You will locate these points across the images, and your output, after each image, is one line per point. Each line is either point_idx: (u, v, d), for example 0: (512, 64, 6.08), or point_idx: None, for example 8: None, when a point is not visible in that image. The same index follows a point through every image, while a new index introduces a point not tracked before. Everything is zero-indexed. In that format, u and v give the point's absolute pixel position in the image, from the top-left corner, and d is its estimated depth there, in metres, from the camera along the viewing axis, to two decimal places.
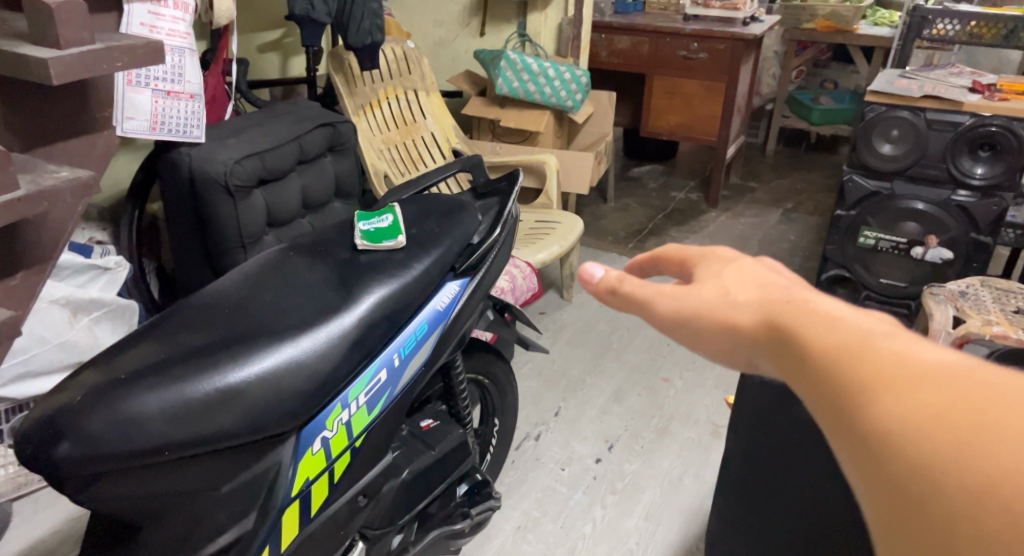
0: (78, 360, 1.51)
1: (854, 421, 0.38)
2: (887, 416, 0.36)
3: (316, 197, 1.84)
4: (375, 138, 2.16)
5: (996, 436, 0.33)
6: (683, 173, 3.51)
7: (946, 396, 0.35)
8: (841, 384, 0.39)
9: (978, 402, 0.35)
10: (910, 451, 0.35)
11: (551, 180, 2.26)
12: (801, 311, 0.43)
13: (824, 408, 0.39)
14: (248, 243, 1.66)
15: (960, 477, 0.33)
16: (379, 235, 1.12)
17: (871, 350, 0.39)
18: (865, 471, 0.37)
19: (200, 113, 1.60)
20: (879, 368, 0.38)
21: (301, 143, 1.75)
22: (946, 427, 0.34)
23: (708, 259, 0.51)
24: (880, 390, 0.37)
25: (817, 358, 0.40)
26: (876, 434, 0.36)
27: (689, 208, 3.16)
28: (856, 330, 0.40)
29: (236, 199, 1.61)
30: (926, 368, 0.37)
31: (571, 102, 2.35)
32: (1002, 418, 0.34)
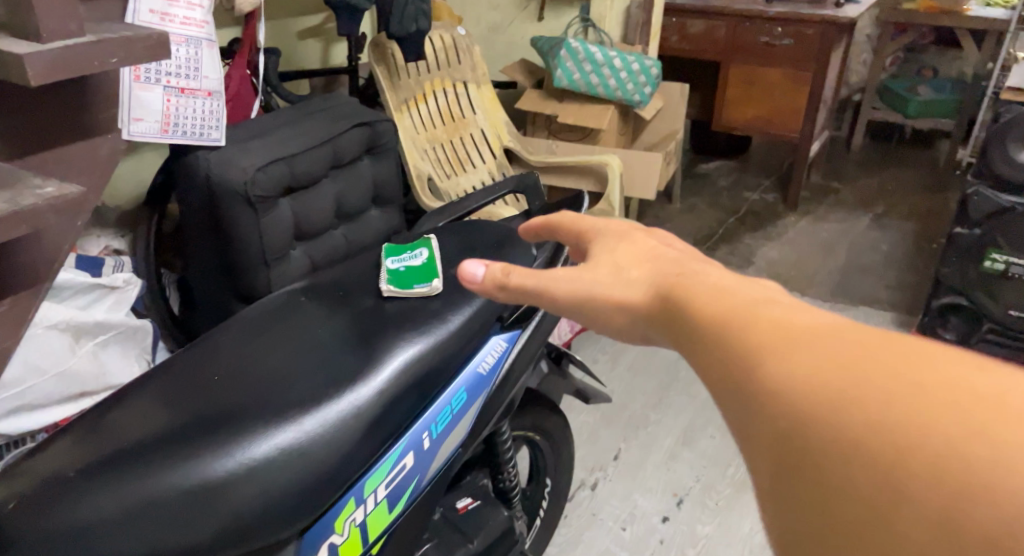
0: (80, 390, 1.34)
1: (744, 386, 0.41)
2: (771, 376, 0.40)
3: (351, 206, 1.64)
4: (419, 137, 1.95)
5: (867, 388, 0.37)
6: (758, 169, 3.19)
7: (822, 354, 0.39)
8: (731, 350, 0.43)
9: (854, 359, 0.38)
10: (794, 408, 0.38)
11: (614, 183, 2.03)
12: (697, 292, 0.50)
13: (715, 374, 0.43)
14: (272, 260, 1.47)
15: (841, 430, 0.36)
16: (410, 278, 0.90)
17: (760, 320, 0.43)
18: (751, 434, 0.40)
19: (219, 111, 1.42)
20: (763, 335, 0.42)
21: (335, 146, 1.55)
22: (826, 387, 0.38)
23: (608, 241, 0.67)
24: (769, 353, 0.41)
25: (715, 331, 0.45)
26: (767, 394, 0.40)
27: (765, 211, 2.84)
28: (746, 303, 0.46)
29: (259, 212, 1.42)
30: (804, 333, 0.41)
31: (638, 96, 2.09)
32: (879, 373, 0.37)
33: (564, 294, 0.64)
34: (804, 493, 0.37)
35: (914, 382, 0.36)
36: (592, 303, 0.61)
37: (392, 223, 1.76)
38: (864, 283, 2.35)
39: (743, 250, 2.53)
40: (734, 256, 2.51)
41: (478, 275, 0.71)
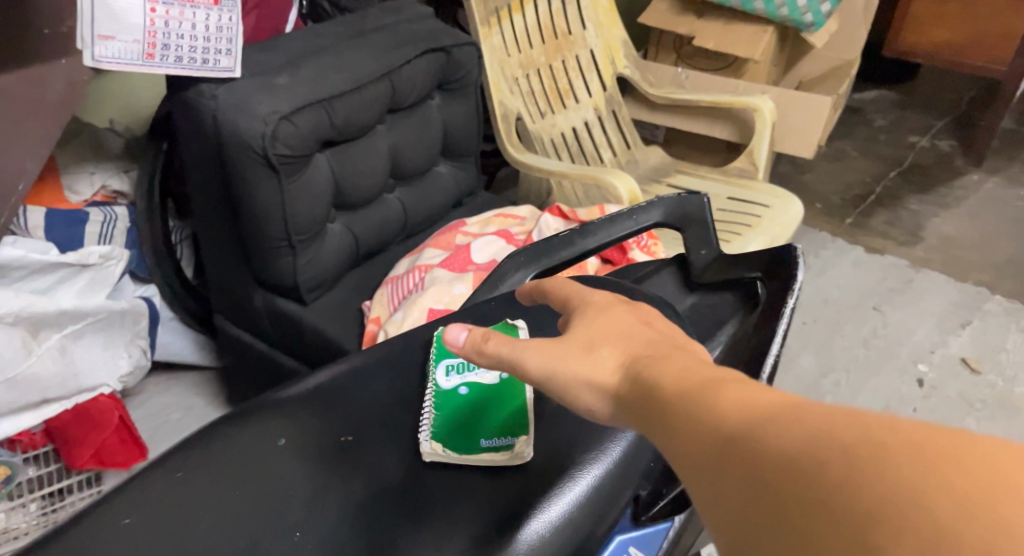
0: (41, 397, 1.01)
1: (714, 458, 0.32)
2: (757, 445, 0.30)
3: (411, 161, 1.22)
4: (511, 61, 1.49)
5: (855, 452, 0.27)
6: (924, 102, 2.49)
7: (811, 416, 0.30)
8: (699, 424, 0.34)
9: (841, 423, 0.29)
10: (773, 494, 0.28)
11: (763, 137, 1.53)
12: (670, 360, 0.40)
13: (685, 453, 0.33)
14: (301, 241, 1.07)
15: (831, 513, 0.26)
16: (475, 424, 0.54)
17: (729, 385, 0.35)
18: (725, 509, 0.30)
19: (233, 28, 0.97)
20: (734, 409, 0.33)
21: (394, 82, 1.12)
22: (809, 459, 0.28)
23: (586, 306, 0.48)
24: (744, 416, 0.32)
25: (689, 403, 0.35)
26: (740, 460, 0.30)
27: (936, 162, 2.20)
28: (720, 372, 0.37)
29: (284, 177, 1.00)
30: (779, 400, 0.32)
31: (811, 16, 1.51)
32: (871, 433, 0.27)
33: (537, 361, 0.45)
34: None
35: (917, 442, 0.26)
36: (563, 378, 0.44)
37: (462, 181, 1.36)
38: None
39: (908, 220, 1.96)
40: (895, 227, 1.94)
41: (461, 342, 0.48)
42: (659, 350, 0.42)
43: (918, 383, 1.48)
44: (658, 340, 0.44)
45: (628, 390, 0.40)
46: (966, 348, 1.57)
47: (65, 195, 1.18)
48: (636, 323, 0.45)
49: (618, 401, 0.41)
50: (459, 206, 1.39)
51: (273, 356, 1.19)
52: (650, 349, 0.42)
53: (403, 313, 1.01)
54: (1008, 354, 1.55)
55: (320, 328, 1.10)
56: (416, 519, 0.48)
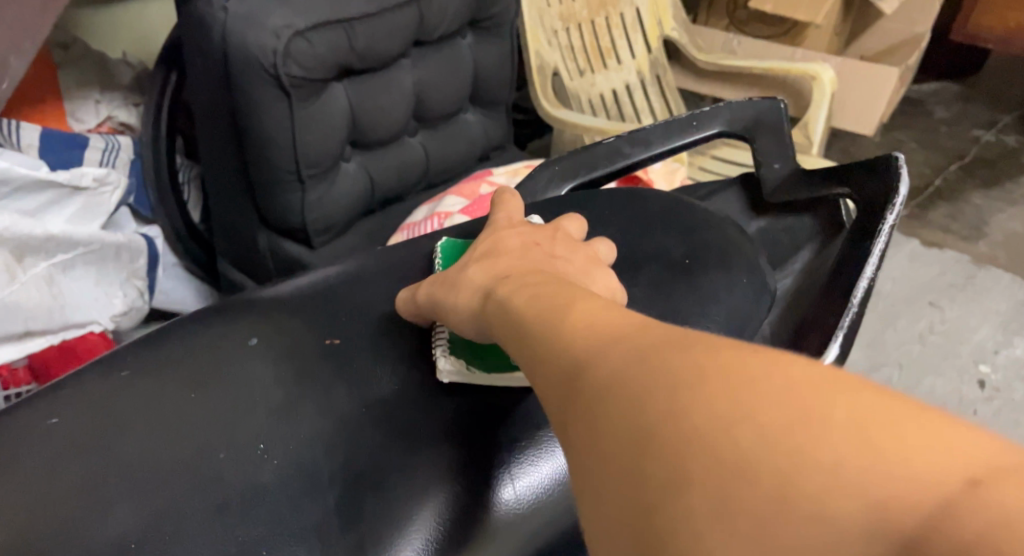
0: (25, 329, 0.93)
1: (565, 393, 0.36)
2: (592, 380, 0.34)
3: (436, 103, 1.13)
4: (550, 12, 1.38)
5: (668, 380, 0.31)
6: (989, 97, 2.34)
7: (629, 350, 0.34)
8: (551, 354, 0.38)
9: (663, 356, 0.33)
10: (604, 416, 0.33)
11: (820, 107, 1.40)
12: (530, 281, 0.44)
13: (543, 390, 0.38)
14: (310, 177, 0.98)
15: (647, 436, 0.30)
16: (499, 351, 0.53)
17: (570, 313, 0.39)
18: (572, 444, 0.35)
19: None
20: (574, 340, 0.37)
21: (424, 11, 1.02)
22: (630, 385, 0.32)
23: (487, 231, 0.54)
24: (582, 351, 0.36)
25: (542, 332, 0.39)
26: (582, 397, 0.34)
27: (1001, 158, 2.05)
28: (565, 294, 0.41)
29: (295, 102, 0.91)
30: (608, 326, 0.37)
31: None
32: (682, 361, 0.31)
33: (423, 293, 0.53)
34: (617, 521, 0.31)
35: (723, 367, 0.30)
36: (441, 302, 0.51)
37: (491, 132, 1.26)
38: None
39: (970, 215, 1.81)
40: (956, 221, 1.79)
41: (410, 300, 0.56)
42: (524, 271, 0.46)
43: (978, 385, 1.36)
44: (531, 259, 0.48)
45: (490, 312, 0.45)
46: None
47: (68, 121, 1.11)
48: (514, 248, 0.50)
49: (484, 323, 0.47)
50: (486, 159, 1.30)
51: None
52: (514, 270, 0.47)
53: None
54: None
55: None
56: (406, 452, 0.49)
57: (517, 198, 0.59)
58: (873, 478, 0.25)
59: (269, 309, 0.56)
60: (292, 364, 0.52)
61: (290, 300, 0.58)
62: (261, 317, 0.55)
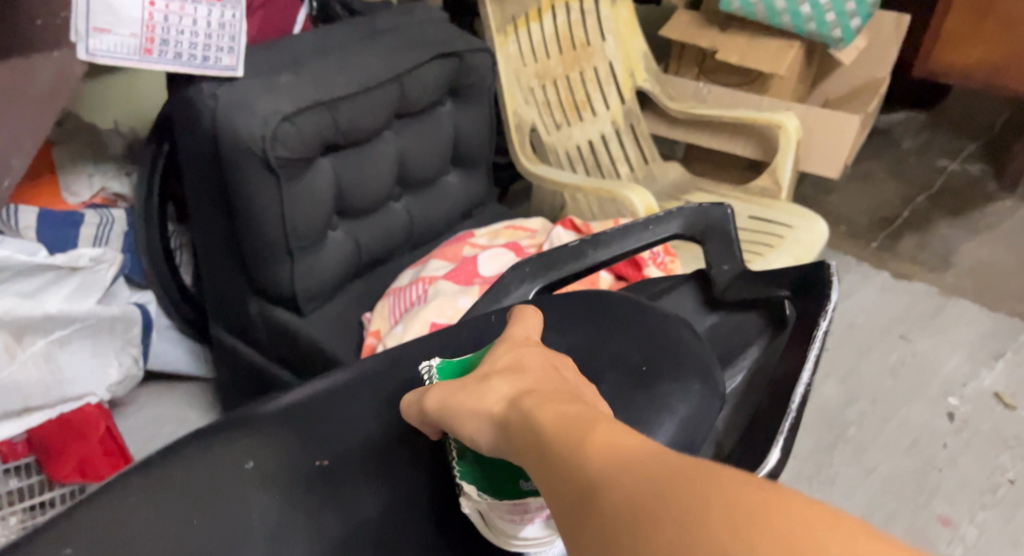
0: (25, 405, 0.97)
1: (581, 515, 0.35)
2: (606, 504, 0.34)
3: (419, 169, 1.18)
4: (525, 71, 1.45)
5: (704, 514, 0.30)
6: (957, 126, 2.41)
7: (647, 478, 0.34)
8: (569, 473, 0.37)
9: (680, 485, 0.32)
10: (632, 546, 0.32)
11: (786, 155, 1.46)
12: (557, 398, 0.44)
13: (560, 507, 0.37)
14: (299, 249, 1.02)
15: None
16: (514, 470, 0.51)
17: (590, 433, 0.38)
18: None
19: (237, 23, 0.92)
20: (605, 462, 0.36)
21: (404, 86, 1.08)
22: (663, 515, 0.31)
23: (506, 341, 0.52)
24: (600, 473, 0.36)
25: (558, 449, 0.39)
26: (597, 521, 0.34)
27: (968, 187, 2.11)
28: (584, 417, 0.41)
29: (284, 181, 0.95)
30: (644, 453, 0.36)
31: (838, 32, 1.46)
32: (721, 495, 0.31)
33: (435, 395, 0.50)
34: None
35: (745, 504, 0.30)
36: (454, 409, 0.48)
37: (473, 191, 1.31)
38: None
39: (938, 246, 1.87)
40: (925, 252, 1.86)
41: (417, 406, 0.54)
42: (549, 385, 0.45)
43: (948, 417, 1.40)
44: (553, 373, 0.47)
45: (510, 423, 0.44)
46: (1000, 381, 1.48)
47: (63, 195, 1.15)
48: (536, 366, 0.49)
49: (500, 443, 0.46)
50: (468, 217, 1.34)
51: (267, 368, 1.14)
52: (537, 385, 0.46)
53: (404, 326, 0.96)
54: None
55: (316, 340, 1.04)
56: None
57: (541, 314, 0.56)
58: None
59: (266, 426, 0.55)
60: (286, 494, 0.51)
61: (285, 415, 0.57)
62: (259, 436, 0.55)
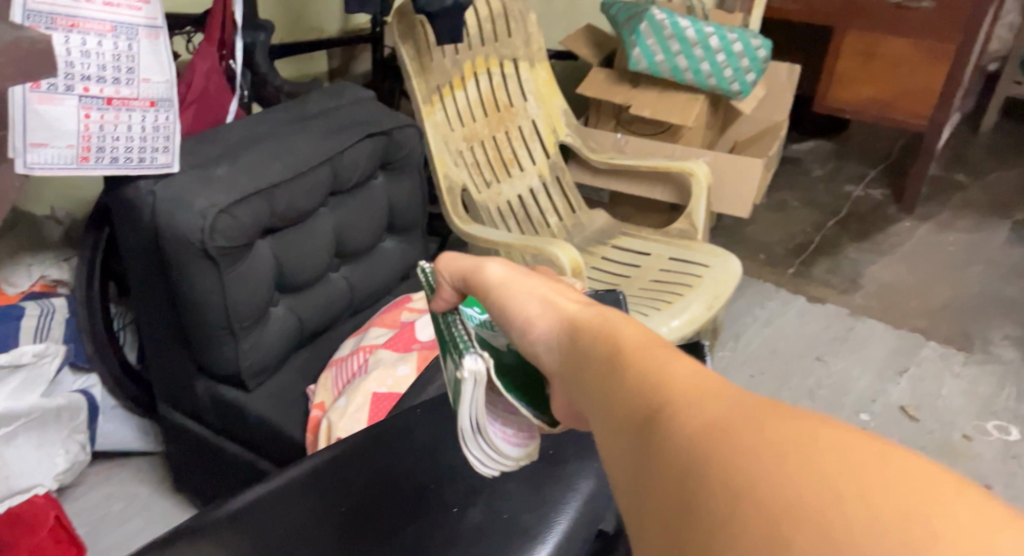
0: None
1: (648, 420, 0.38)
2: (680, 416, 0.36)
3: (356, 241, 1.24)
4: (453, 135, 1.53)
5: (776, 449, 0.32)
6: (861, 153, 2.60)
7: (730, 404, 0.36)
8: (645, 387, 0.40)
9: (756, 415, 0.34)
10: (689, 459, 0.34)
11: (699, 200, 1.57)
12: (629, 331, 0.46)
13: (628, 412, 0.39)
14: (243, 330, 1.06)
15: (742, 489, 0.31)
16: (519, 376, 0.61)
17: (674, 362, 0.41)
18: (643, 469, 0.37)
19: (170, 124, 0.98)
20: (686, 390, 0.38)
21: (336, 167, 1.14)
22: (728, 437, 0.34)
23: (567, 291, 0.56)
24: (680, 392, 0.38)
25: (633, 370, 0.41)
26: (663, 428, 0.37)
27: (872, 211, 2.28)
28: (664, 349, 0.43)
29: (225, 268, 1.00)
30: (728, 389, 0.37)
31: (737, 86, 1.60)
32: (794, 430, 0.33)
33: (499, 271, 0.58)
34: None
35: (817, 441, 0.32)
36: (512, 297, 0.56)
37: (408, 255, 1.38)
38: (1008, 324, 1.80)
39: (847, 269, 2.02)
40: (836, 275, 2.00)
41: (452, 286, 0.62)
42: (626, 323, 0.47)
43: None
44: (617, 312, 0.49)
45: (578, 348, 0.48)
46: (906, 396, 1.61)
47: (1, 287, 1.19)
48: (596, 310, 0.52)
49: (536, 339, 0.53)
50: (406, 278, 1.41)
51: (217, 442, 1.18)
52: (589, 309, 0.51)
53: (346, 399, 1.01)
54: (944, 399, 1.60)
55: (263, 415, 1.09)
56: None
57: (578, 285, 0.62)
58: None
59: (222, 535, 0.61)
60: None
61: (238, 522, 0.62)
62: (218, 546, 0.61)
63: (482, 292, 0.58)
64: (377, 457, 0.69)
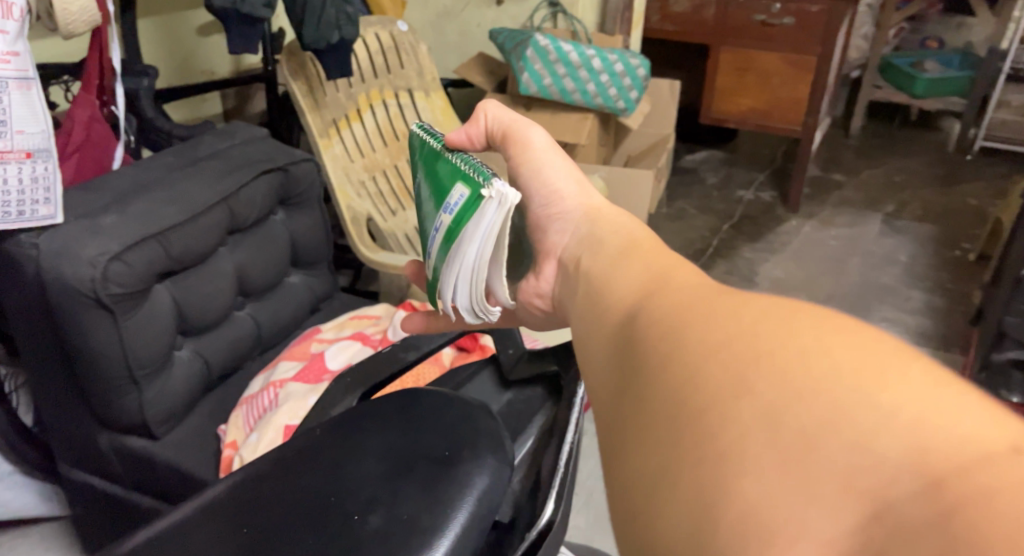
0: None
1: (653, 295, 0.47)
2: (681, 295, 0.45)
3: (259, 278, 1.23)
4: (353, 166, 1.55)
5: (761, 320, 0.39)
6: (749, 160, 2.76)
7: (727, 292, 0.44)
8: (657, 276, 0.49)
9: (750, 299, 0.42)
10: (676, 322, 0.43)
11: None
12: (644, 243, 0.55)
13: (636, 293, 0.49)
14: (145, 377, 1.03)
15: (723, 353, 0.39)
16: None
17: (686, 267, 0.49)
18: (633, 326, 0.46)
19: (50, 175, 0.95)
20: (696, 288, 0.45)
21: (232, 205, 1.14)
22: (723, 310, 0.42)
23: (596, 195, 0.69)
24: (684, 283, 0.46)
25: (652, 263, 0.51)
26: (662, 301, 0.45)
27: (763, 213, 2.42)
28: (674, 260, 0.51)
29: (120, 315, 0.98)
30: (728, 288, 0.45)
31: (623, 104, 1.69)
32: (786, 309, 0.40)
33: (540, 142, 0.73)
34: (668, 410, 0.39)
35: (804, 316, 0.39)
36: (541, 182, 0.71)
37: (316, 287, 1.38)
38: (887, 307, 1.94)
39: (743, 268, 2.14)
40: (734, 275, 2.12)
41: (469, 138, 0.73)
42: (639, 239, 0.56)
43: None
44: (626, 229, 0.59)
45: (604, 243, 0.59)
46: None
47: None
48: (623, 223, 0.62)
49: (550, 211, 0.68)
50: (316, 311, 1.41)
51: (127, 496, 1.15)
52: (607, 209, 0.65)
53: (258, 434, 1.01)
54: None
55: (172, 462, 1.07)
56: None
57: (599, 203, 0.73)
58: (901, 427, 0.32)
59: None
60: None
61: None
62: None
63: (518, 148, 0.73)
64: (290, 479, 0.64)
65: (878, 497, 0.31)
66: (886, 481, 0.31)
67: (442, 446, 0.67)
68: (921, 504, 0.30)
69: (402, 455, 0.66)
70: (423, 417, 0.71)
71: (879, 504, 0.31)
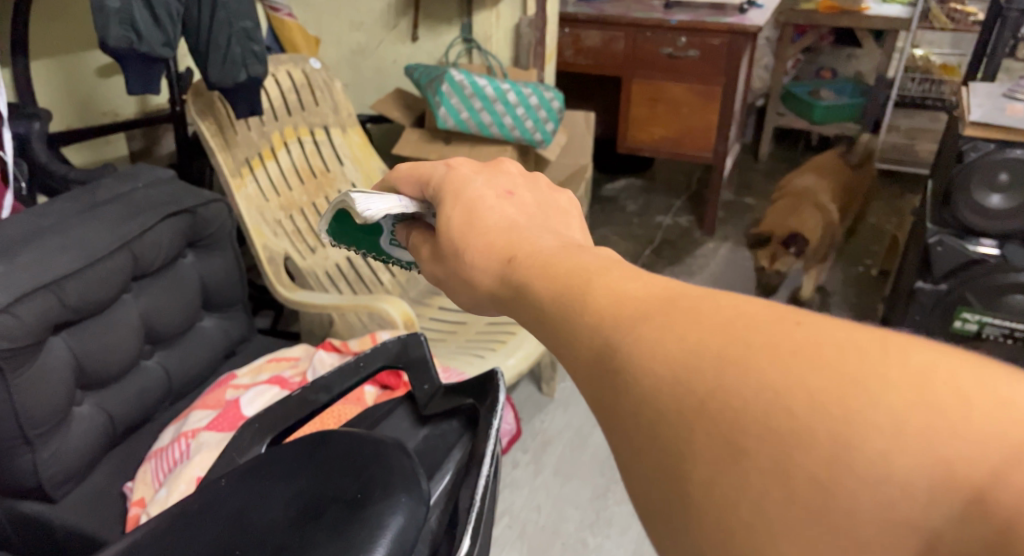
0: None
1: (595, 355, 0.36)
2: (623, 351, 0.35)
3: (167, 325, 1.18)
4: (268, 206, 1.52)
5: (727, 354, 0.32)
6: (665, 187, 2.85)
7: (662, 322, 0.34)
8: (579, 319, 0.37)
9: (702, 318, 0.34)
10: (636, 391, 0.34)
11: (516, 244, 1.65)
12: (548, 269, 0.42)
13: (570, 355, 0.38)
14: (40, 436, 0.97)
15: (689, 413, 0.32)
16: None
17: (595, 283, 0.38)
18: (592, 391, 0.37)
19: None
20: (634, 330, 0.35)
21: (135, 250, 1.10)
22: (683, 358, 0.33)
23: (475, 207, 0.51)
24: (612, 325, 0.36)
25: (562, 299, 0.39)
26: (605, 355, 0.36)
27: (680, 238, 2.50)
28: (579, 270, 0.40)
29: (10, 373, 0.91)
30: (660, 301, 0.36)
31: (540, 135, 1.73)
32: (751, 330, 0.32)
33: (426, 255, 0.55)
34: (661, 488, 0.33)
35: (771, 337, 0.31)
36: (445, 276, 0.52)
37: (230, 332, 1.34)
38: None
39: None
40: None
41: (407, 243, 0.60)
42: (525, 249, 0.46)
43: None
44: (511, 229, 0.49)
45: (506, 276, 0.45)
46: None
47: None
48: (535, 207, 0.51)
49: (441, 253, 0.51)
50: (232, 355, 1.37)
51: None
52: (513, 240, 0.47)
53: (168, 489, 0.96)
54: None
55: (75, 526, 1.00)
56: None
57: (470, 181, 0.54)
58: (918, 447, 0.27)
59: None
60: None
61: None
62: None
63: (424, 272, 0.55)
64: (195, 534, 0.61)
65: (919, 526, 0.27)
66: (923, 512, 0.27)
67: (354, 488, 0.65)
68: (965, 526, 0.26)
69: (310, 499, 0.65)
70: (335, 458, 0.69)
71: (925, 534, 0.27)
